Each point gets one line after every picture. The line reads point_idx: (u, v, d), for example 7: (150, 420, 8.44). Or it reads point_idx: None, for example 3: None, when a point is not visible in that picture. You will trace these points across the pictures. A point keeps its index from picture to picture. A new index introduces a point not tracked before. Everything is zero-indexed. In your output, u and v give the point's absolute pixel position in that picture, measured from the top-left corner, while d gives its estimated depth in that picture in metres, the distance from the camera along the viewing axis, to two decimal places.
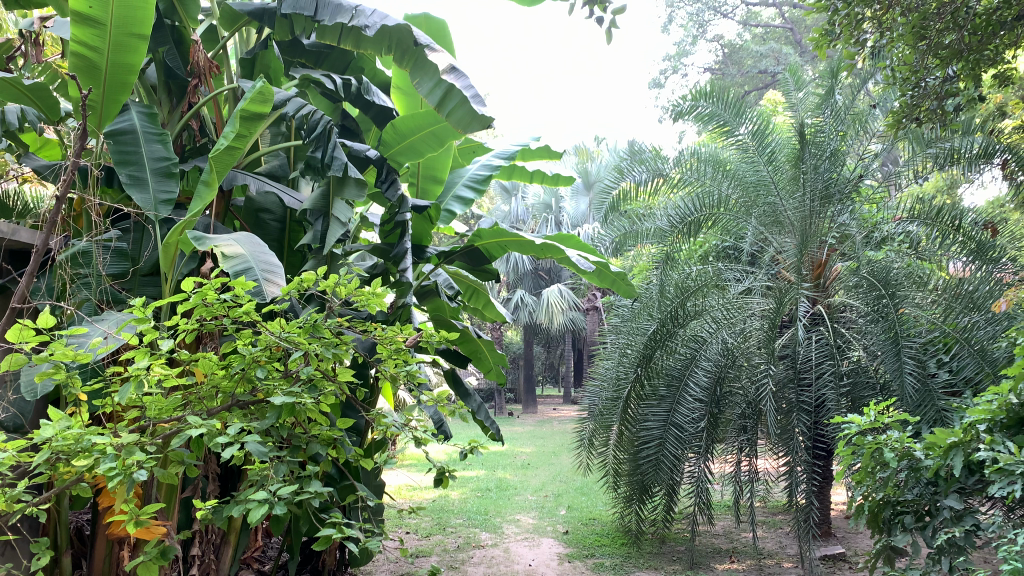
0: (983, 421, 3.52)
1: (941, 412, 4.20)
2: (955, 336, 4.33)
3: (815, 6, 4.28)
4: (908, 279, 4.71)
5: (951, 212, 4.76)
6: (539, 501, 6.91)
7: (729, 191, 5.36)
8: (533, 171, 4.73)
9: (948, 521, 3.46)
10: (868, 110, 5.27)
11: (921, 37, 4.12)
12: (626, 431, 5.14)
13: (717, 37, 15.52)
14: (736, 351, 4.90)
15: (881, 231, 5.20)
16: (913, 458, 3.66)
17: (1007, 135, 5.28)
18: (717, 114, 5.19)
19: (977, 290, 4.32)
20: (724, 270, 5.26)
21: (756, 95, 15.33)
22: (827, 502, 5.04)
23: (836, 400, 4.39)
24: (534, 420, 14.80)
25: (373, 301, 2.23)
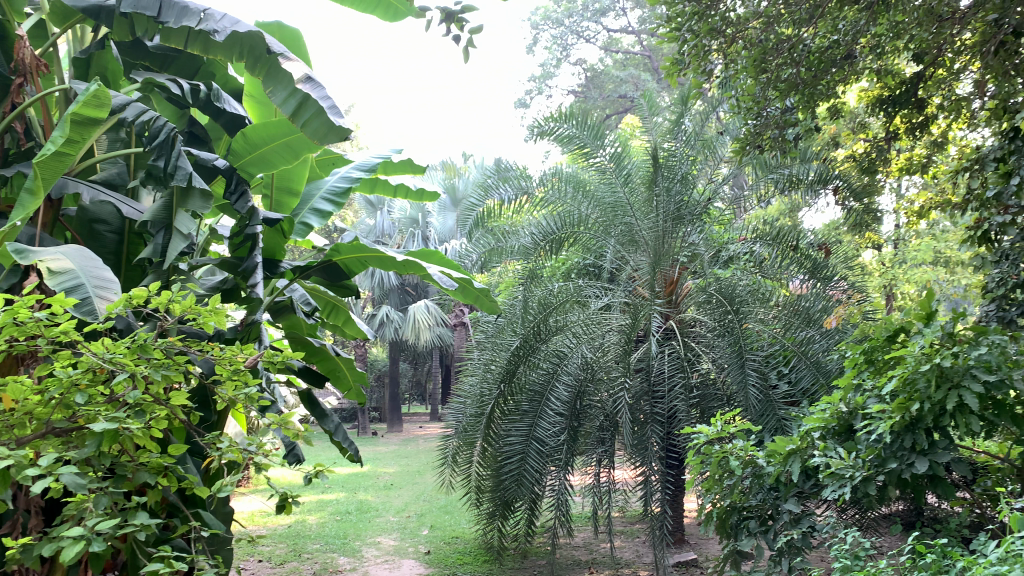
0: (817, 429, 3.81)
1: (781, 420, 4.47)
2: (793, 350, 4.67)
3: (666, 35, 4.50)
4: (753, 295, 4.98)
5: (789, 234, 5.11)
6: (401, 522, 6.82)
7: (588, 211, 5.50)
8: (395, 186, 4.69)
9: (788, 523, 3.71)
10: (716, 137, 5.58)
11: (762, 70, 4.42)
12: (488, 448, 5.15)
13: (581, 60, 16.05)
14: (595, 364, 5.03)
15: (728, 251, 5.51)
16: (756, 465, 3.87)
17: (838, 163, 5.73)
18: (575, 136, 5.32)
19: (812, 307, 4.75)
20: (584, 287, 5.40)
21: (617, 118, 15.96)
22: (680, 511, 5.24)
23: (685, 411, 4.63)
24: (398, 439, 14.63)
25: (211, 320, 2.15)
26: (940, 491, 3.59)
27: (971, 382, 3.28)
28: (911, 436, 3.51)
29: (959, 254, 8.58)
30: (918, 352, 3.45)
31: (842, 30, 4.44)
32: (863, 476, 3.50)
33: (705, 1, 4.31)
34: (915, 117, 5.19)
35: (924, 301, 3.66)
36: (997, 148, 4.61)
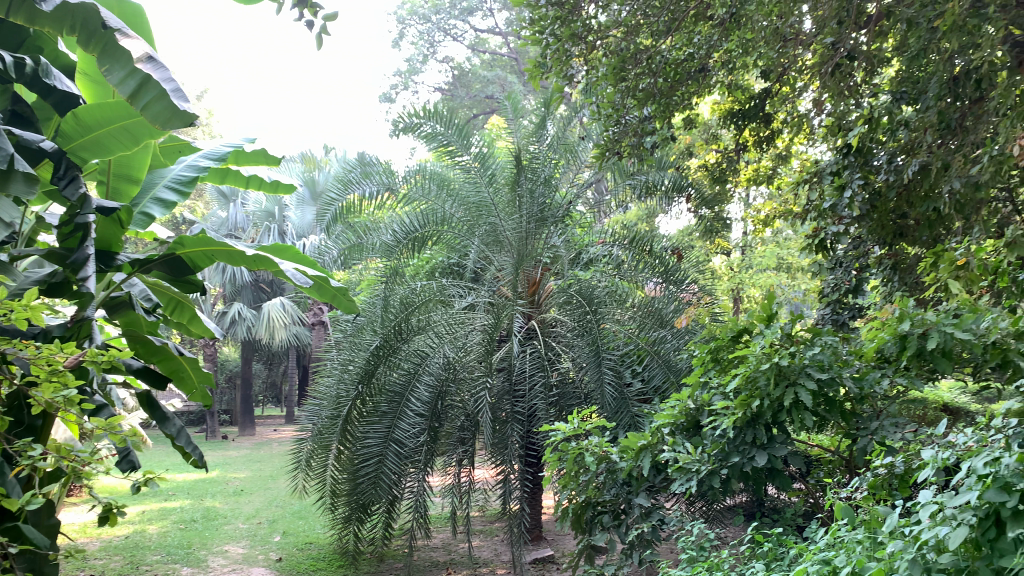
0: (667, 426, 3.97)
1: (634, 417, 4.61)
2: (646, 349, 4.80)
3: (529, 38, 4.56)
4: (611, 297, 5.13)
5: (644, 238, 5.34)
6: (251, 529, 6.55)
7: (452, 210, 5.53)
8: (249, 178, 4.49)
9: (639, 517, 3.85)
10: (578, 142, 5.74)
11: (621, 78, 4.57)
12: (345, 450, 5.03)
13: (448, 59, 16.05)
14: (457, 364, 5.01)
15: (587, 253, 5.63)
16: (610, 461, 3.98)
17: (692, 172, 6.01)
18: (440, 134, 5.30)
19: (665, 309, 4.95)
20: (447, 287, 5.39)
21: (483, 118, 16.06)
22: (539, 508, 5.32)
23: (544, 410, 4.71)
24: (252, 443, 14.07)
25: (26, 316, 1.97)
26: (777, 483, 3.82)
27: (806, 380, 3.51)
28: (752, 431, 3.73)
29: (798, 261, 9.20)
30: (759, 351, 3.65)
31: (697, 44, 4.66)
32: (708, 469, 3.68)
33: (567, 7, 4.43)
34: (762, 131, 5.50)
35: (765, 303, 3.87)
36: (832, 162, 4.96)
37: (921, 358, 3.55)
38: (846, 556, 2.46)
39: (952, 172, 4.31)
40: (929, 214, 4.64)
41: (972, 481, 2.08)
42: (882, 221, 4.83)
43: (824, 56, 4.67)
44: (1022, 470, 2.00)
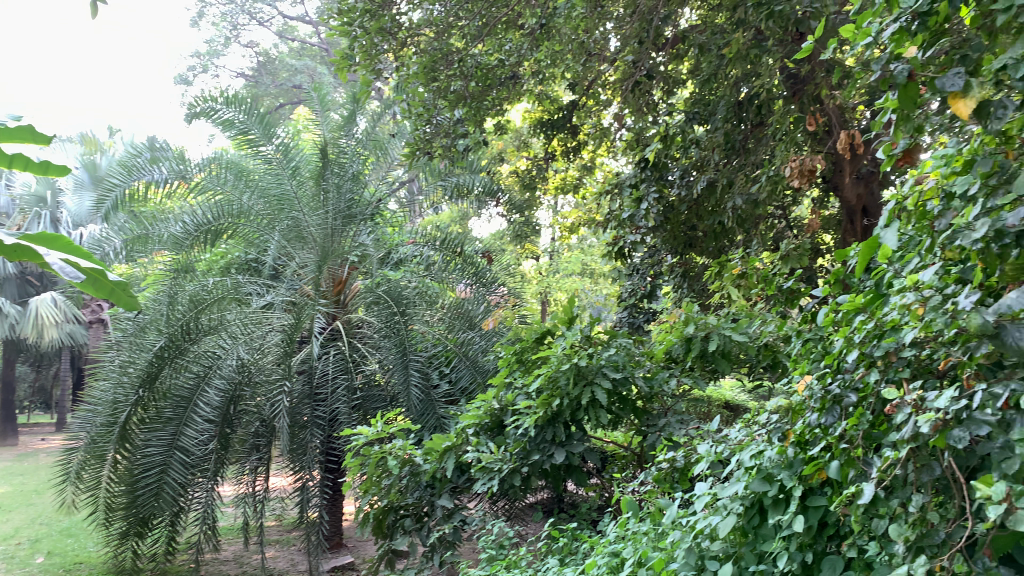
0: (472, 426, 4.01)
1: (440, 418, 4.60)
2: (454, 350, 4.82)
3: (337, 29, 4.43)
4: (420, 297, 5.10)
5: (455, 241, 5.38)
6: (8, 551, 5.84)
7: (251, 202, 5.27)
8: (12, 156, 3.98)
9: (441, 519, 3.84)
10: (387, 140, 5.66)
11: (432, 78, 4.57)
12: (122, 460, 4.62)
13: (252, 44, 15.28)
14: (251, 367, 4.77)
15: (397, 252, 5.54)
16: (413, 464, 3.94)
17: (503, 177, 6.12)
18: (240, 121, 5.00)
19: (476, 312, 4.98)
20: (243, 284, 5.22)
21: (289, 109, 15.46)
22: (339, 514, 5.19)
23: (346, 414, 4.60)
24: (14, 454, 12.59)
25: None
26: (575, 479, 3.95)
27: (602, 380, 3.68)
28: (552, 429, 3.84)
29: (601, 267, 9.67)
30: (561, 352, 3.77)
31: (507, 50, 4.75)
32: (510, 468, 3.74)
33: (377, 1, 4.36)
34: (570, 142, 5.69)
35: (566, 306, 3.99)
36: (632, 175, 5.22)
37: (703, 358, 3.84)
38: (632, 548, 2.58)
39: (735, 189, 4.68)
40: (715, 227, 5.02)
41: (739, 473, 2.24)
42: (673, 232, 5.17)
43: (626, 74, 4.92)
44: (780, 461, 2.19)
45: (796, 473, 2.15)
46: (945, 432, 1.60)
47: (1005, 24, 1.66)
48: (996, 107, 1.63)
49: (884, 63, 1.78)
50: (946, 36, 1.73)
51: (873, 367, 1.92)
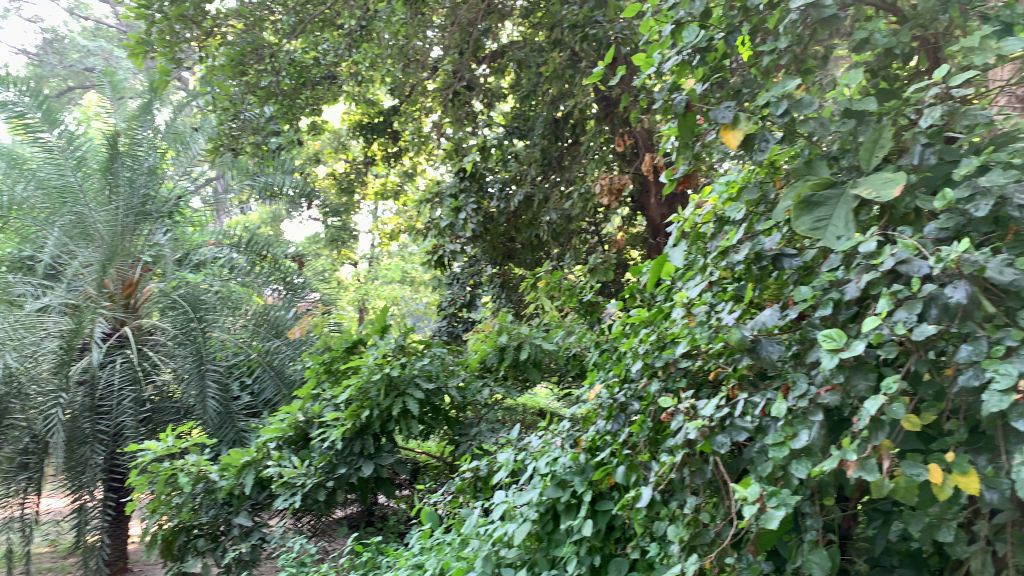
0: (275, 439, 3.82)
1: (240, 432, 4.45)
2: (257, 360, 4.67)
3: (134, 10, 4.11)
4: (223, 303, 4.80)
5: (261, 244, 5.18)
6: None
7: (25, 192, 4.83)
8: None
9: (238, 538, 3.68)
10: (189, 134, 5.36)
11: (240, 73, 4.38)
12: None
13: (36, 17, 13.85)
14: (20, 377, 4.28)
15: (198, 254, 5.20)
16: (208, 480, 3.71)
17: (320, 179, 5.97)
18: (14, 103, 4.45)
19: (282, 318, 4.86)
20: (13, 283, 4.68)
21: (81, 92, 14.17)
22: (123, 537, 4.81)
23: (133, 428, 4.32)
24: None
25: None
26: (384, 492, 3.91)
27: (414, 390, 3.67)
28: (359, 441, 3.76)
29: (421, 275, 9.67)
30: (371, 362, 3.68)
31: (323, 50, 4.66)
32: (314, 483, 3.62)
33: None
34: (390, 147, 5.67)
35: (380, 316, 3.92)
36: (451, 185, 5.26)
37: (515, 367, 3.91)
38: (435, 558, 2.57)
39: (550, 204, 4.83)
40: (533, 239, 5.13)
41: (535, 480, 2.29)
42: (493, 243, 5.23)
43: (446, 83, 5.00)
44: (573, 467, 2.26)
45: (587, 478, 2.23)
46: (711, 438, 1.74)
47: (772, 65, 1.84)
48: (760, 139, 1.81)
49: (667, 93, 1.93)
50: (723, 70, 1.89)
51: (655, 377, 2.04)
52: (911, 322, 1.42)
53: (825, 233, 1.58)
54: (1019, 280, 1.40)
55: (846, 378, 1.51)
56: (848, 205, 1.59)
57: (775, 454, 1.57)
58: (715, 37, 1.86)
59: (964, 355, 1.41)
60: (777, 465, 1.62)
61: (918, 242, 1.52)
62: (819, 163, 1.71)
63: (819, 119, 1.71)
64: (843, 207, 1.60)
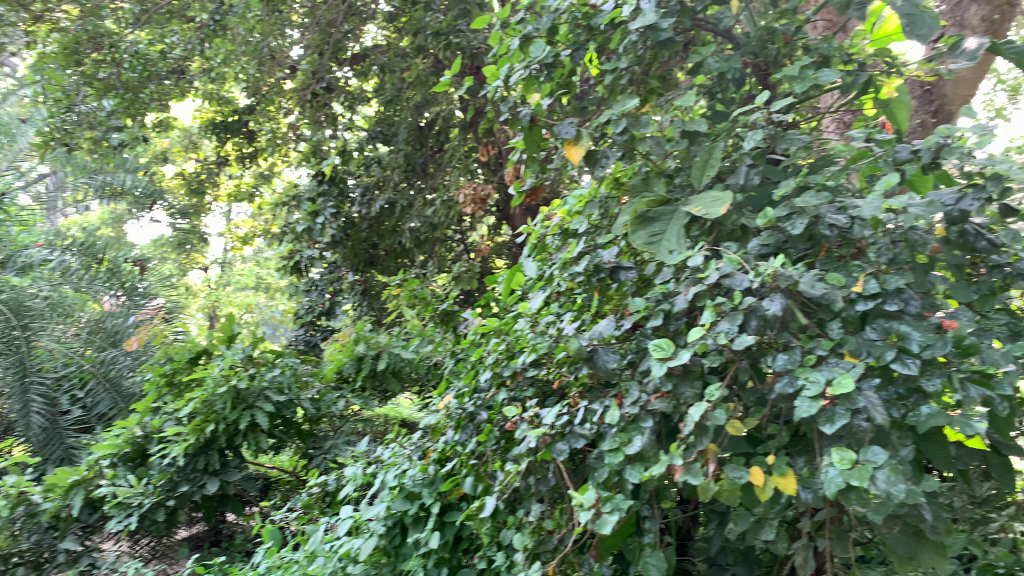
0: (108, 456, 3.56)
1: (70, 449, 4.31)
2: (90, 371, 4.46)
3: None
4: (53, 311, 4.38)
5: (99, 247, 4.83)
6: None
7: None
8: None
9: (64, 564, 3.44)
10: (16, 125, 5.00)
11: (73, 61, 4.11)
12: None
13: None
14: None
15: (23, 255, 4.55)
16: (30, 503, 3.42)
17: (167, 179, 5.66)
18: None
19: (121, 326, 4.70)
20: None
21: None
22: None
23: None
24: None
25: None
26: (231, 509, 3.74)
27: (264, 403, 3.54)
28: (204, 457, 3.59)
29: (276, 281, 9.30)
30: (217, 373, 3.51)
31: (171, 43, 4.44)
32: (152, 503, 3.40)
33: None
34: (245, 147, 5.53)
35: (227, 325, 3.76)
36: (309, 189, 5.10)
37: (373, 378, 3.81)
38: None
39: (414, 210, 4.79)
40: (395, 246, 5.06)
41: (383, 492, 2.25)
42: (354, 249, 5.13)
43: (304, 84, 4.78)
44: (422, 479, 2.23)
45: (436, 490, 2.21)
46: (551, 446, 1.76)
47: (615, 84, 1.92)
48: (602, 156, 1.85)
49: (512, 104, 1.95)
50: (569, 86, 1.95)
51: (502, 386, 2.04)
52: (733, 333, 1.51)
53: (659, 247, 1.66)
54: (828, 294, 1.54)
55: (675, 386, 1.59)
56: (681, 221, 1.67)
57: (611, 460, 1.62)
58: (562, 53, 1.89)
59: (780, 364, 1.53)
60: (614, 470, 1.68)
61: (741, 257, 1.63)
62: (655, 180, 1.79)
63: (655, 139, 1.81)
64: (676, 223, 1.68)
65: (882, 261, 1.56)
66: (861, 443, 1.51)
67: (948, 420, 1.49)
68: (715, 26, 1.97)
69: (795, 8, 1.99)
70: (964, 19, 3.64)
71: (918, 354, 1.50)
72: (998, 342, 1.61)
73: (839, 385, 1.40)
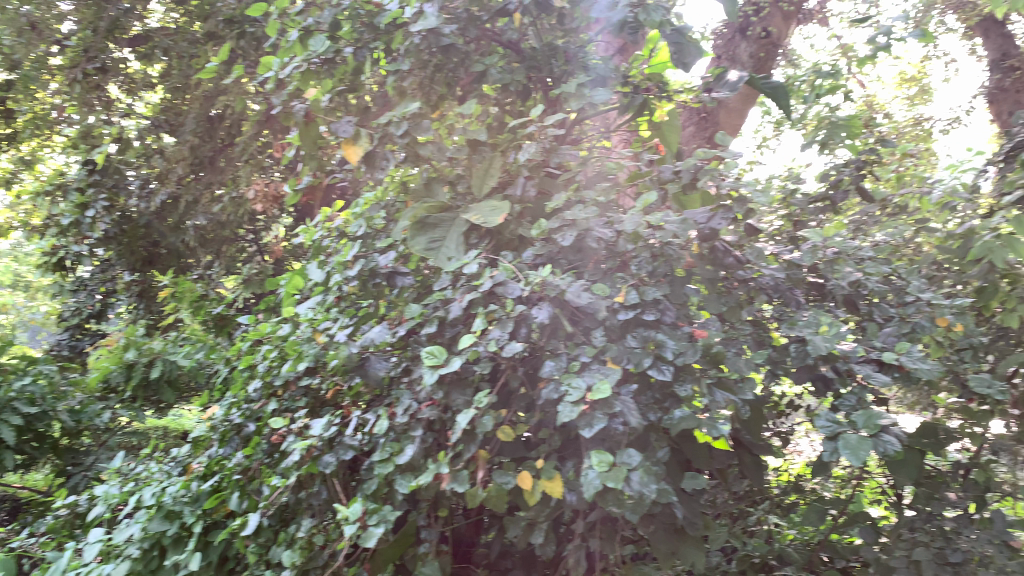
0: None
1: None
2: None
3: None
4: None
5: None
6: None
7: None
8: None
9: None
10: None
11: None
12: None
13: None
14: None
15: None
16: None
17: None
18: None
19: None
20: None
21: None
22: None
23: None
24: None
25: None
26: None
27: (11, 416, 3.17)
28: None
29: (36, 280, 8.39)
30: None
31: None
32: None
33: None
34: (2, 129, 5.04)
35: None
36: (77, 177, 4.64)
37: (145, 388, 3.55)
38: None
39: (198, 206, 4.51)
40: (178, 245, 4.75)
41: (139, 514, 2.07)
42: (130, 246, 4.79)
43: (72, 61, 4.27)
44: (185, 497, 2.08)
45: (200, 508, 2.05)
46: (318, 458, 1.68)
47: (398, 86, 1.90)
48: (381, 157, 1.80)
49: (283, 97, 1.84)
50: (349, 84, 1.92)
51: (273, 396, 1.93)
52: (503, 340, 1.52)
53: (438, 254, 1.66)
54: (593, 303, 1.61)
55: (446, 395, 1.58)
56: (460, 228, 1.68)
57: (380, 470, 1.58)
58: (343, 51, 1.87)
59: (548, 371, 1.57)
60: (383, 481, 1.64)
61: (515, 266, 1.67)
62: (436, 186, 1.77)
63: (436, 144, 1.78)
64: (456, 229, 1.69)
65: (643, 274, 1.67)
66: (619, 446, 1.57)
67: (696, 421, 1.60)
68: (500, 38, 2.01)
69: (575, 28, 2.08)
70: (736, 54, 4.07)
71: (672, 360, 1.59)
72: (742, 350, 1.75)
73: (598, 391, 1.46)
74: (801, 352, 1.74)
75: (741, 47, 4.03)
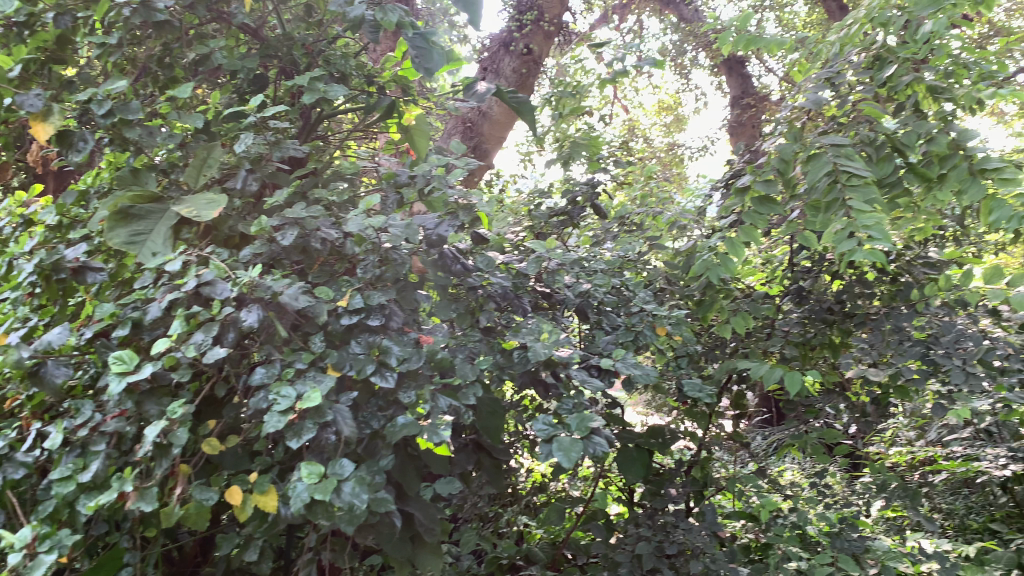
0: None
1: None
2: None
3: None
4: None
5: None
6: None
7: None
8: None
9: None
10: None
11: None
12: None
13: None
14: None
15: None
16: None
17: None
18: None
19: None
20: None
21: None
22: None
23: None
24: None
25: None
26: None
27: None
28: None
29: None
30: None
31: None
32: None
33: None
34: None
35: None
36: None
37: None
38: None
39: None
40: None
41: None
42: None
43: None
44: None
45: None
46: None
47: (107, 63, 1.74)
48: (76, 138, 1.62)
49: None
50: (47, 55, 1.71)
51: None
52: (206, 344, 1.40)
53: (141, 248, 1.51)
54: (314, 306, 1.52)
55: (138, 404, 1.44)
56: (168, 221, 1.55)
57: (57, 490, 1.39)
58: (40, 17, 1.66)
59: (258, 378, 1.46)
60: (64, 502, 1.46)
61: (229, 265, 1.55)
62: (146, 175, 1.64)
63: (146, 128, 1.64)
64: (164, 223, 1.56)
65: (368, 277, 1.59)
66: (333, 456, 1.51)
67: (418, 428, 1.52)
68: (229, 20, 1.91)
69: (318, 21, 2.06)
70: (499, 67, 4.27)
71: (395, 368, 1.54)
72: (469, 356, 1.75)
73: (307, 400, 1.37)
74: (522, 358, 1.77)
75: (505, 62, 4.25)
